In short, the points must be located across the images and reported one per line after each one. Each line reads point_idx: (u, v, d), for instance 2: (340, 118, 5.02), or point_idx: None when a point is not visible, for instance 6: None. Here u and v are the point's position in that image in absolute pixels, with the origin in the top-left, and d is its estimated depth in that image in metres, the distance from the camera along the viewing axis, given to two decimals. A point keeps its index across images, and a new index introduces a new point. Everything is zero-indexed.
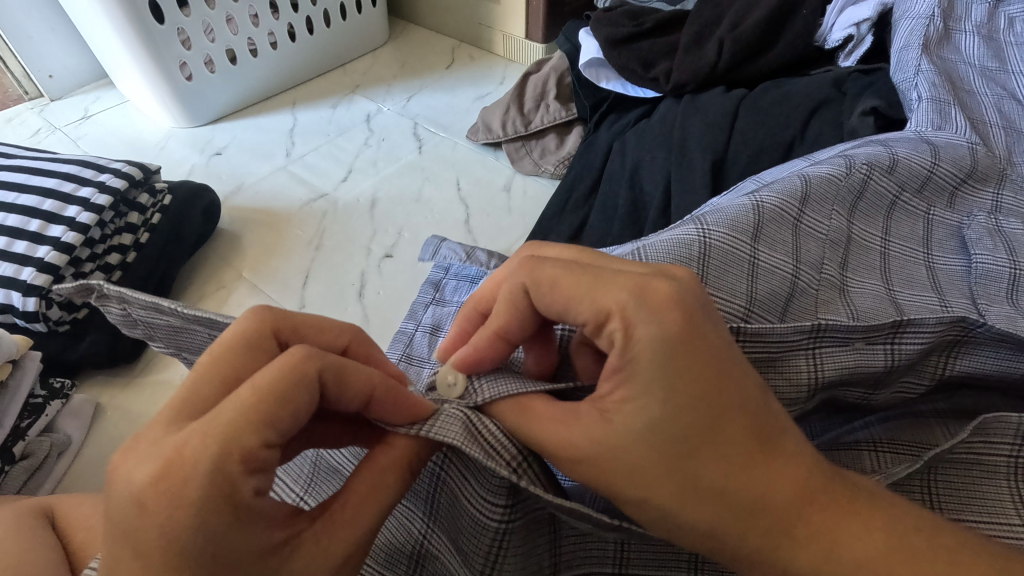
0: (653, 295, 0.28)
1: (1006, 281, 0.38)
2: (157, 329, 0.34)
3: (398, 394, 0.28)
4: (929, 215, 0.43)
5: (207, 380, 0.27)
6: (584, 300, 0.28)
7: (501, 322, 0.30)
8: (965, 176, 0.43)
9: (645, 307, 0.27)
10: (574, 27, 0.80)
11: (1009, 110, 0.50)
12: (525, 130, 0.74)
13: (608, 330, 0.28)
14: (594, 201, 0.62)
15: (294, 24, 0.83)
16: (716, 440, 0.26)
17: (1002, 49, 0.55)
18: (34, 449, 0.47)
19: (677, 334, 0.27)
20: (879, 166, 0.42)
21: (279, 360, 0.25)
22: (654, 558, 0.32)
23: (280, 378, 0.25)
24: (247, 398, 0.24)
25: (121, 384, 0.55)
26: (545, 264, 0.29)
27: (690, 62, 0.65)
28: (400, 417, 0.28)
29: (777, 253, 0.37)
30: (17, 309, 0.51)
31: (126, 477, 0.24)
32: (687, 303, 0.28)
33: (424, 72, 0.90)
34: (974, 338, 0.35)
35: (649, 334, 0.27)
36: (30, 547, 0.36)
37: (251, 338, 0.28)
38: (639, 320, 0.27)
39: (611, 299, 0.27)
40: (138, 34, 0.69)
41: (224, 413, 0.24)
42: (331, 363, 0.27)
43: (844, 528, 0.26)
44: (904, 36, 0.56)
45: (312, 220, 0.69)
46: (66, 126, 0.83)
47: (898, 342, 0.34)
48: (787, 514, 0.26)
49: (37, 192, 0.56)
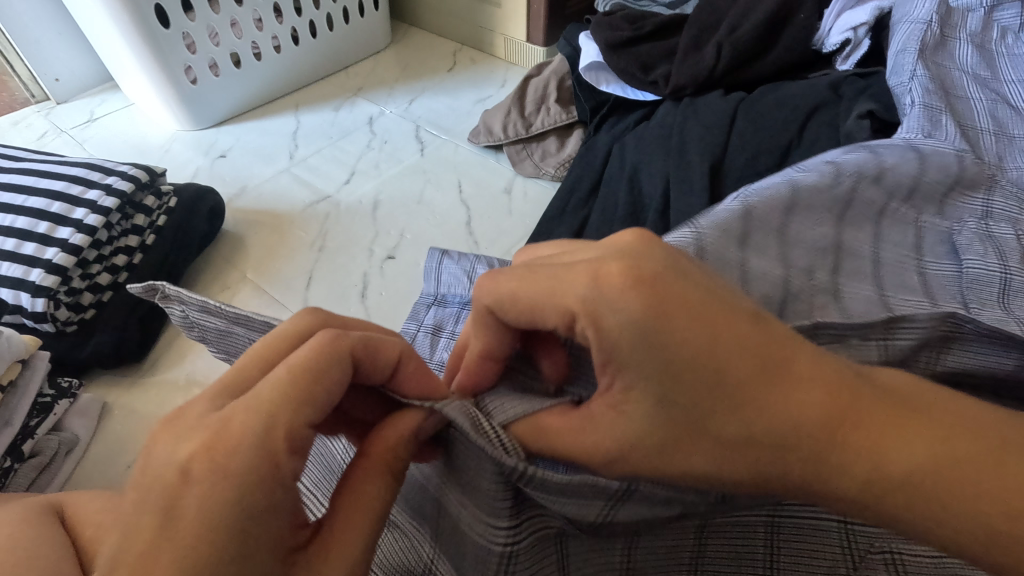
0: (612, 280, 0.27)
1: (998, 285, 0.39)
2: (207, 331, 0.35)
3: (415, 369, 0.30)
4: (919, 222, 0.43)
5: (244, 358, 0.29)
6: (549, 306, 0.28)
7: (481, 341, 0.31)
8: (952, 184, 0.44)
9: (605, 293, 0.27)
10: (574, 31, 0.81)
11: (1001, 114, 0.51)
12: (526, 132, 0.74)
13: (578, 329, 0.28)
14: (594, 203, 0.63)
15: (298, 28, 0.84)
16: (726, 392, 0.27)
17: (994, 59, 0.56)
18: (43, 447, 0.49)
19: (645, 312, 0.27)
20: (867, 175, 0.43)
21: (313, 341, 0.28)
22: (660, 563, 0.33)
23: (316, 353, 0.27)
24: (284, 375, 0.27)
25: (127, 384, 0.56)
26: (496, 284, 0.30)
27: (689, 66, 0.66)
28: (411, 389, 0.29)
29: (767, 258, 0.39)
30: (25, 309, 0.52)
31: (161, 455, 0.25)
32: (645, 272, 0.27)
33: (426, 75, 0.91)
34: (966, 334, 0.36)
35: (618, 323, 0.27)
36: (40, 543, 0.37)
37: (292, 320, 0.30)
38: (605, 312, 0.27)
39: (572, 299, 0.28)
40: (144, 38, 0.70)
41: (263, 392, 0.26)
42: (359, 339, 0.29)
43: (882, 435, 0.26)
44: (901, 40, 0.56)
45: (315, 222, 0.70)
46: (72, 129, 0.84)
47: (891, 338, 0.36)
48: (824, 436, 0.26)
49: (45, 194, 0.56)
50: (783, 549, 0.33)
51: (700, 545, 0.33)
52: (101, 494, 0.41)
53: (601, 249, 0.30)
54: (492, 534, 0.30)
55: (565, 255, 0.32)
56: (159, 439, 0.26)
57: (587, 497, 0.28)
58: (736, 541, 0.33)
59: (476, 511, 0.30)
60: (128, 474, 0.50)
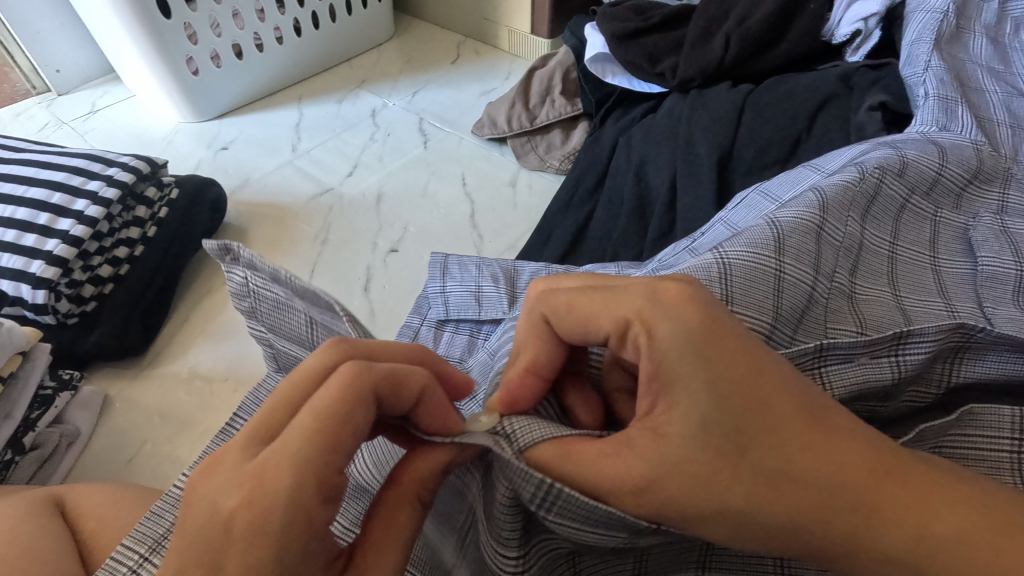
0: (667, 298, 0.29)
1: (1012, 283, 0.38)
2: (263, 302, 0.35)
3: (435, 402, 0.28)
4: (935, 218, 0.42)
5: (266, 399, 0.27)
6: (602, 313, 0.29)
7: (535, 354, 0.30)
8: (972, 176, 0.44)
9: (661, 307, 0.28)
10: (579, 21, 0.80)
11: (1017, 106, 0.50)
12: (530, 125, 0.74)
13: (632, 334, 0.29)
14: (599, 197, 0.62)
15: (300, 19, 0.83)
16: (771, 425, 0.26)
17: (1007, 52, 0.55)
18: (44, 440, 0.48)
19: (699, 326, 0.28)
20: (890, 170, 0.42)
21: (340, 376, 0.26)
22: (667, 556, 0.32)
23: (340, 396, 0.25)
24: (309, 421, 0.25)
25: (128, 377, 0.55)
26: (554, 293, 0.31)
27: (696, 58, 0.65)
28: (431, 424, 0.28)
29: (799, 265, 0.36)
30: (26, 300, 0.51)
31: (201, 504, 0.25)
32: (701, 297, 0.29)
33: (430, 67, 0.90)
34: (975, 343, 0.35)
35: (671, 332, 0.28)
36: (41, 537, 0.36)
37: (318, 351, 0.28)
38: (658, 321, 0.28)
39: (628, 306, 0.29)
40: (145, 28, 0.69)
41: (291, 440, 0.24)
42: (386, 373, 0.27)
43: (916, 502, 0.26)
44: (917, 29, 0.55)
45: (317, 214, 0.69)
46: (74, 121, 0.83)
47: (902, 354, 0.34)
48: (869, 493, 0.26)
49: (46, 185, 0.56)
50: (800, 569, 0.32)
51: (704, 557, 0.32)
52: (102, 486, 0.41)
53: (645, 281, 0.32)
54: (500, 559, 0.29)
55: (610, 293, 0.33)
56: (198, 482, 0.25)
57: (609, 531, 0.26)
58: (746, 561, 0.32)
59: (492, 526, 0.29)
60: (129, 467, 0.50)
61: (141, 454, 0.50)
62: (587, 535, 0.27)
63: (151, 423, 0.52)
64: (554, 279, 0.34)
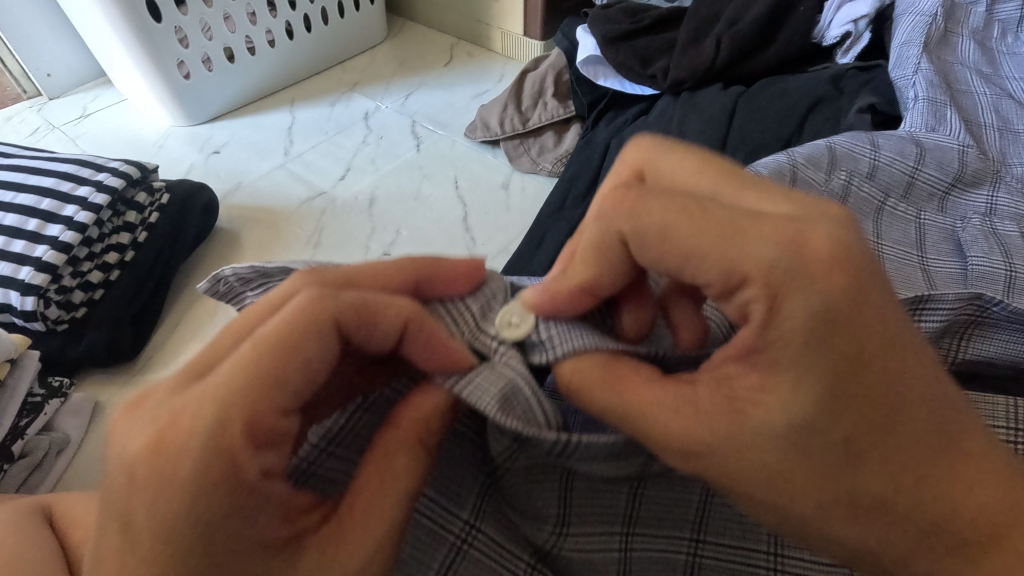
0: (812, 255, 0.25)
1: (1003, 281, 0.38)
2: None
3: (424, 335, 0.28)
4: (919, 220, 0.43)
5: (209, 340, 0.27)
6: (710, 267, 0.26)
7: (595, 274, 0.29)
8: (952, 181, 0.44)
9: (801, 273, 0.24)
10: (571, 24, 0.80)
11: (1005, 109, 0.50)
12: (523, 127, 0.73)
13: (745, 296, 0.25)
14: (592, 199, 0.62)
15: (292, 22, 0.83)
16: (882, 420, 0.25)
17: (995, 55, 0.55)
18: (33, 447, 0.48)
19: (838, 299, 0.24)
20: (859, 172, 0.43)
21: (296, 304, 0.26)
22: (657, 541, 0.34)
23: (288, 330, 0.25)
24: (247, 353, 0.25)
25: (119, 383, 0.55)
26: (648, 207, 0.26)
27: (687, 60, 0.65)
28: (424, 356, 0.28)
29: None
30: (14, 307, 0.51)
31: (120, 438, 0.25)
32: (850, 257, 0.25)
33: (422, 69, 0.90)
34: (991, 317, 0.37)
35: (801, 311, 0.24)
36: (29, 545, 0.36)
37: (287, 281, 0.28)
38: (791, 293, 0.24)
39: (752, 261, 0.25)
40: (136, 33, 0.69)
41: (225, 377, 0.24)
42: (356, 303, 0.27)
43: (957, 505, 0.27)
44: (906, 32, 0.55)
45: (310, 218, 0.69)
46: (64, 125, 0.83)
47: (919, 318, 0.36)
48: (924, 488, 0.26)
49: (35, 191, 0.56)
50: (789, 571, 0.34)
51: (704, 509, 0.34)
52: (91, 494, 0.41)
53: (782, 210, 0.27)
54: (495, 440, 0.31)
55: (723, 196, 0.29)
56: (123, 418, 0.26)
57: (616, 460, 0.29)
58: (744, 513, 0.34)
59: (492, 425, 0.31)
60: None
61: None
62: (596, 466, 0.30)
63: None
64: (665, 148, 0.31)
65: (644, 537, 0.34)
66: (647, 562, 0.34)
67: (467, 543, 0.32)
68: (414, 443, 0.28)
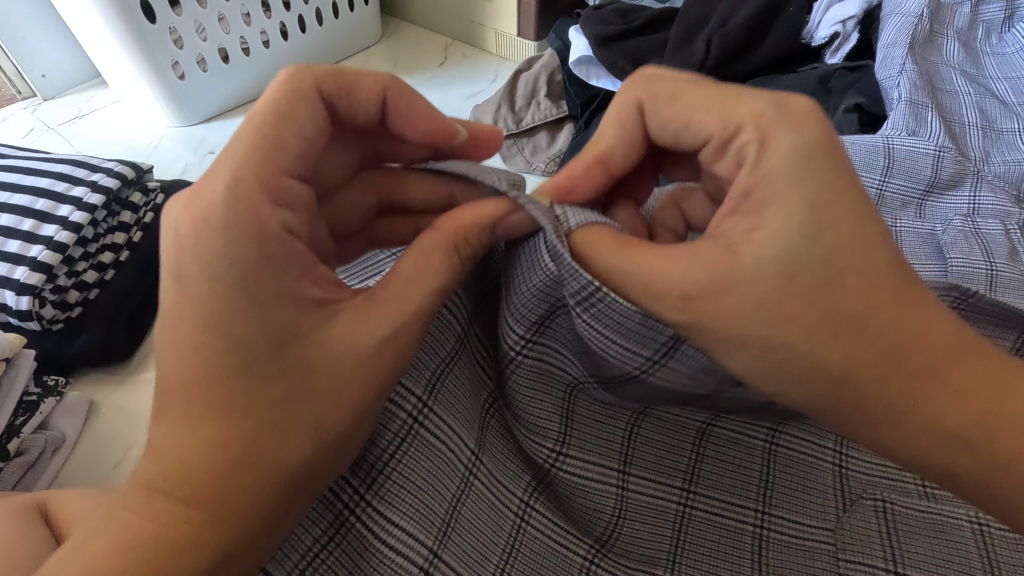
0: (797, 106, 0.29)
1: (984, 281, 0.39)
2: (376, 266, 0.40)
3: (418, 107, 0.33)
4: (896, 226, 0.44)
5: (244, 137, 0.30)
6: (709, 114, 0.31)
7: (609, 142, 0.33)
8: (926, 188, 0.45)
9: (783, 117, 0.29)
10: (564, 24, 0.80)
11: (989, 109, 0.51)
12: (516, 127, 0.73)
13: (742, 139, 0.30)
14: None
15: (286, 23, 0.83)
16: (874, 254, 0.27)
17: (979, 56, 0.56)
18: (29, 446, 0.48)
19: (817, 138, 0.29)
20: None
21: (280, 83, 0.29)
22: (651, 484, 0.36)
23: (282, 98, 0.29)
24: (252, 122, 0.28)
25: (115, 382, 0.56)
26: (662, 77, 0.33)
27: (678, 60, 0.66)
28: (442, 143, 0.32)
29: None
30: (10, 307, 0.51)
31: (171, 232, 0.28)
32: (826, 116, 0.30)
33: (416, 70, 0.91)
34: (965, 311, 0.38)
35: (787, 140, 0.28)
36: (26, 541, 0.37)
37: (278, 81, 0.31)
38: (776, 128, 0.29)
39: (746, 110, 0.30)
40: (130, 33, 0.69)
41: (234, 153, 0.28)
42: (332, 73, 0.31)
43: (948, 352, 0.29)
44: (892, 33, 0.55)
45: None
46: (59, 126, 0.83)
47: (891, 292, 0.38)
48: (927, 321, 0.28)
49: (30, 192, 0.56)
50: (774, 526, 0.36)
51: (698, 458, 0.36)
52: (87, 491, 0.41)
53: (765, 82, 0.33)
54: (509, 333, 0.33)
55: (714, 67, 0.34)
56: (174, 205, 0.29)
57: (627, 353, 0.29)
58: (736, 461, 0.36)
59: (509, 302, 0.32)
60: (116, 473, 0.50)
61: (126, 460, 0.51)
62: (613, 348, 0.29)
63: (137, 427, 0.53)
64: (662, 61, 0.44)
65: (639, 478, 0.36)
66: (638, 504, 0.36)
67: (472, 464, 0.33)
68: (450, 246, 0.31)
